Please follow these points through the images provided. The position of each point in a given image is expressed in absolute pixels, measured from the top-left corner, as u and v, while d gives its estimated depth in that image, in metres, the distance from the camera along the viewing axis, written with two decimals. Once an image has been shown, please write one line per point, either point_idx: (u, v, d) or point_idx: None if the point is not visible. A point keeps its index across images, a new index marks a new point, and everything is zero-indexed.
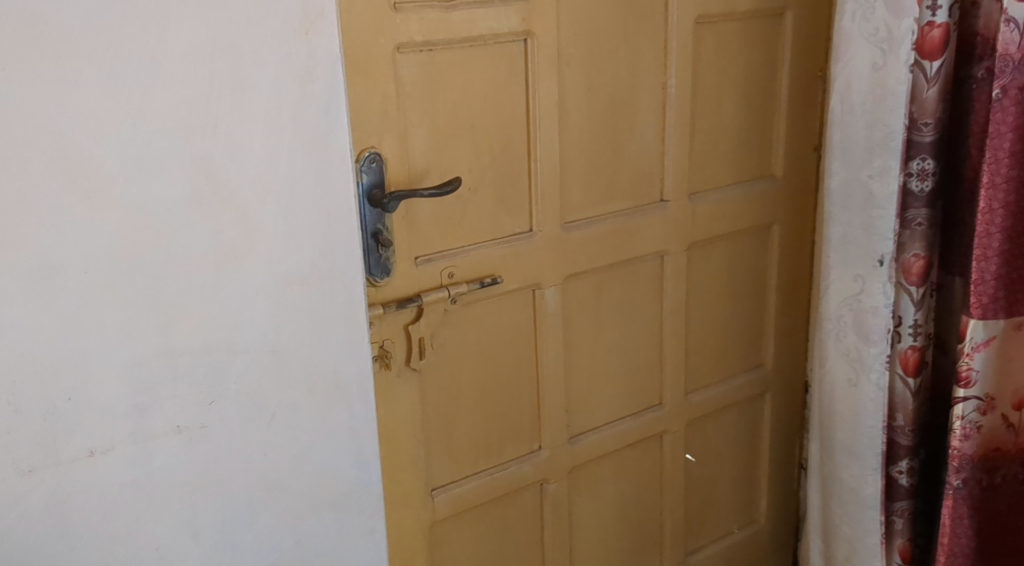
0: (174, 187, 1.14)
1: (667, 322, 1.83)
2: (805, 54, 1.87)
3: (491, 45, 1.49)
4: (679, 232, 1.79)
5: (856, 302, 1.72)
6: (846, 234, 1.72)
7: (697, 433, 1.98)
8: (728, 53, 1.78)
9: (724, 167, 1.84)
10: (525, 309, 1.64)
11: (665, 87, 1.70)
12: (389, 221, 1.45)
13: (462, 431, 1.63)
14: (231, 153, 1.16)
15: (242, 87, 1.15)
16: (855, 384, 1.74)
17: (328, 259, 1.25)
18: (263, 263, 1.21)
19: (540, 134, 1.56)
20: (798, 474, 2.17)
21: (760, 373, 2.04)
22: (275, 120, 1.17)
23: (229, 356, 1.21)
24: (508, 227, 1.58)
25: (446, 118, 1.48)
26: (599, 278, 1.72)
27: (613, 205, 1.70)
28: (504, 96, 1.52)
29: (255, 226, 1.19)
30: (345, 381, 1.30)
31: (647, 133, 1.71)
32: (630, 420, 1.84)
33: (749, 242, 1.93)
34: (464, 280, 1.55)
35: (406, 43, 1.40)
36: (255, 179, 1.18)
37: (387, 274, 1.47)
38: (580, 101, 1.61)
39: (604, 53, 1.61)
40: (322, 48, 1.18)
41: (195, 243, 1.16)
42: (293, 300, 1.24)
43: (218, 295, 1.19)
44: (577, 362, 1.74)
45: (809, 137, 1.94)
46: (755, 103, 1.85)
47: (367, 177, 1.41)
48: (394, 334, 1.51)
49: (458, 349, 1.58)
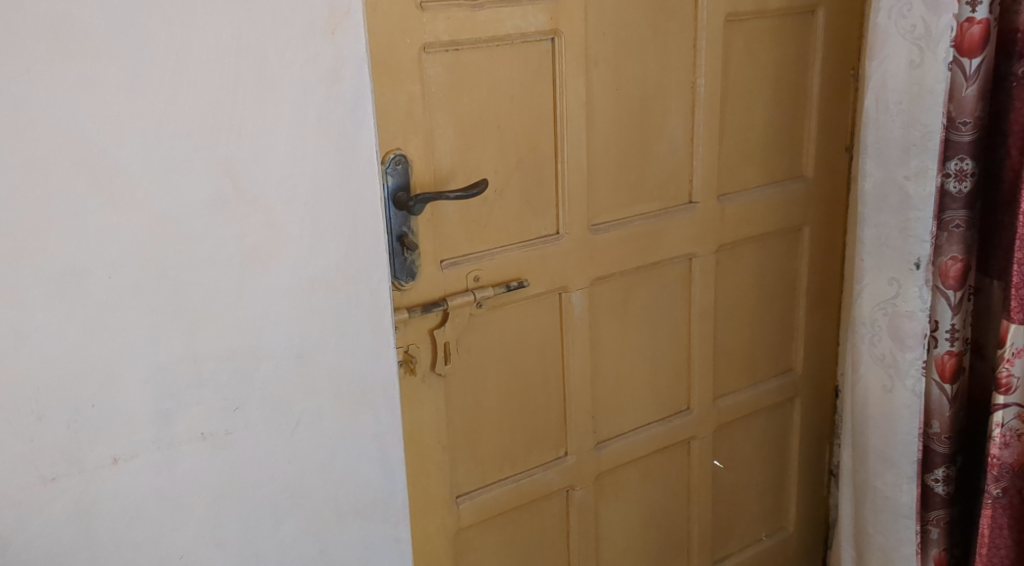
0: (198, 190, 1.11)
1: (696, 326, 1.80)
2: (837, 51, 1.83)
3: (519, 45, 1.46)
4: (709, 234, 1.76)
5: (891, 306, 1.68)
6: (880, 237, 1.67)
7: (726, 438, 1.94)
8: (759, 52, 1.74)
9: (753, 167, 1.80)
10: (551, 313, 1.61)
11: (695, 86, 1.67)
12: (414, 224, 1.42)
13: (488, 437, 1.60)
14: (256, 156, 1.13)
15: (268, 88, 1.12)
16: (890, 389, 1.70)
17: (353, 263, 1.22)
18: (288, 268, 1.18)
19: (568, 135, 1.53)
20: (828, 480, 2.13)
21: (790, 378, 2.00)
22: (301, 122, 1.15)
23: (254, 361, 1.19)
24: (535, 229, 1.55)
25: (472, 119, 1.45)
26: (626, 281, 1.69)
27: (641, 207, 1.67)
28: (531, 96, 1.49)
29: (281, 229, 1.17)
30: (370, 387, 1.27)
31: (676, 133, 1.67)
32: (658, 425, 1.80)
33: (780, 244, 1.89)
34: (489, 283, 1.52)
35: (432, 43, 1.37)
36: (280, 182, 1.15)
37: (412, 278, 1.44)
38: (608, 101, 1.57)
39: (633, 52, 1.58)
40: (348, 48, 1.16)
41: (220, 246, 1.14)
42: (318, 305, 1.21)
43: (243, 299, 1.16)
44: (604, 367, 1.70)
45: (841, 136, 1.90)
46: (786, 102, 1.81)
47: (392, 179, 1.39)
48: (419, 339, 1.48)
49: (484, 354, 1.55)
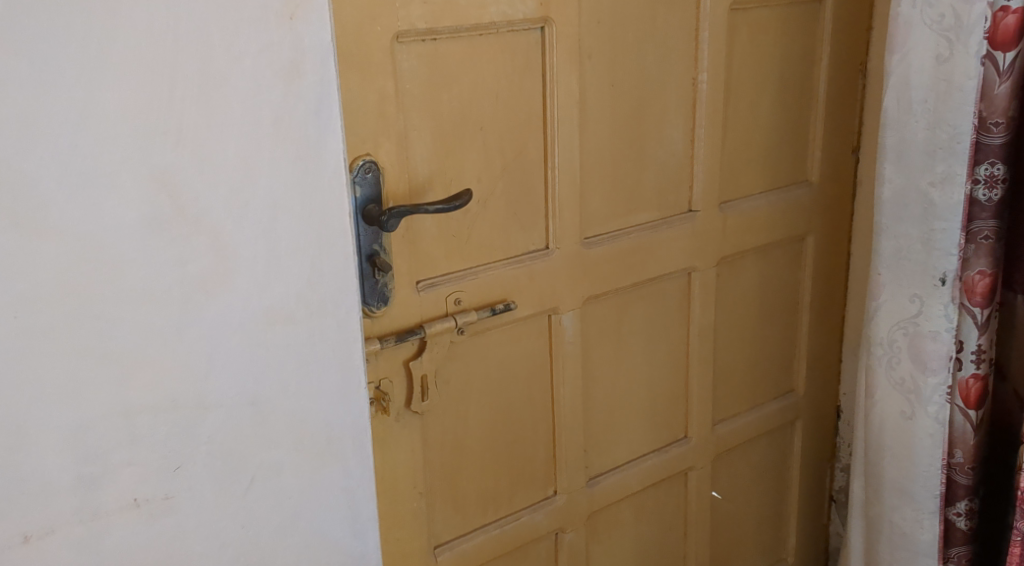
0: (130, 210, 0.93)
1: (695, 348, 1.63)
2: (846, 45, 1.67)
3: (505, 34, 1.27)
4: (709, 245, 1.59)
5: (911, 325, 1.52)
6: (900, 249, 1.52)
7: (724, 468, 1.77)
8: (764, 45, 1.57)
9: (756, 172, 1.63)
10: (539, 337, 1.43)
11: (696, 82, 1.50)
12: (387, 241, 1.23)
13: (470, 479, 1.41)
14: (199, 167, 0.95)
15: (213, 85, 0.94)
16: (910, 417, 1.55)
17: (317, 292, 1.05)
18: (239, 298, 1.00)
19: (560, 137, 1.35)
20: (828, 507, 1.98)
21: (792, 400, 1.83)
22: (253, 125, 0.97)
23: (199, 412, 1.00)
24: (522, 244, 1.37)
25: (452, 119, 1.26)
26: (622, 299, 1.51)
27: (637, 217, 1.49)
28: (518, 94, 1.31)
29: (229, 252, 0.99)
30: (337, 435, 1.10)
31: (675, 135, 1.50)
32: (654, 457, 1.63)
33: (783, 256, 1.73)
34: (472, 307, 1.33)
35: (406, 32, 1.19)
36: (229, 198, 0.97)
37: (384, 303, 1.25)
38: (603, 99, 1.39)
39: (630, 45, 1.40)
40: (309, 36, 0.98)
41: (157, 275, 0.96)
42: (276, 341, 1.03)
43: (183, 339, 0.98)
44: (597, 395, 1.53)
45: (849, 137, 1.73)
46: (791, 100, 1.65)
47: (360, 190, 1.20)
48: (393, 372, 1.29)
49: (466, 387, 1.37)
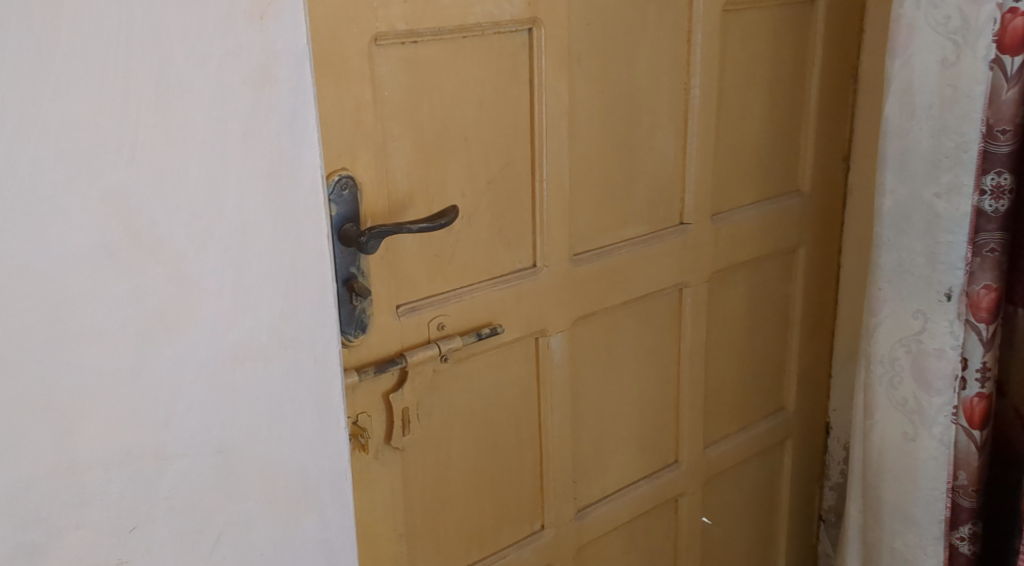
0: (77, 240, 0.83)
1: (685, 368, 1.54)
2: (839, 47, 1.59)
3: (490, 36, 1.17)
4: (700, 260, 1.50)
5: (914, 343, 1.45)
6: (902, 263, 1.44)
7: (715, 493, 1.68)
8: (757, 47, 1.49)
9: (748, 182, 1.55)
10: (526, 362, 1.33)
11: (688, 88, 1.41)
12: (365, 263, 1.12)
13: (454, 517, 1.31)
14: (157, 188, 0.86)
15: (172, 95, 0.84)
16: (913, 439, 1.47)
17: (291, 325, 0.95)
18: (204, 334, 0.90)
19: (547, 148, 1.25)
20: (817, 527, 1.89)
21: (782, 418, 1.75)
22: (218, 139, 0.87)
23: (158, 464, 0.91)
24: (507, 263, 1.27)
25: (432, 129, 1.16)
26: (611, 319, 1.42)
27: (626, 232, 1.40)
28: (504, 102, 1.21)
29: (193, 284, 0.89)
30: (315, 482, 1.01)
31: (666, 145, 1.41)
32: (644, 484, 1.54)
33: (773, 269, 1.65)
34: (456, 332, 1.23)
35: (385, 33, 1.08)
36: (191, 224, 0.88)
37: (363, 331, 1.14)
38: (592, 106, 1.30)
39: (620, 48, 1.31)
40: (282, 39, 0.88)
41: (108, 312, 0.85)
42: (243, 380, 0.94)
43: (140, 383, 0.88)
44: (586, 422, 1.43)
45: (840, 143, 1.66)
46: (784, 106, 1.57)
47: (336, 209, 1.09)
48: (372, 406, 1.18)
49: (449, 418, 1.27)
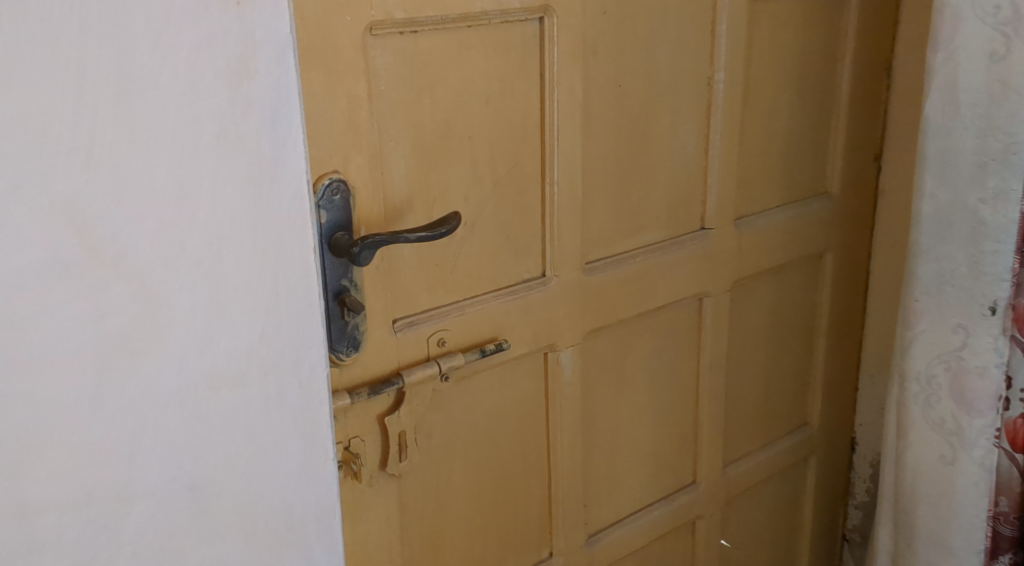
0: (25, 257, 0.73)
1: (705, 384, 1.44)
2: (872, 39, 1.48)
3: (497, 26, 1.07)
4: (723, 267, 1.39)
5: (954, 360, 1.34)
6: (941, 273, 1.33)
7: (734, 514, 1.58)
8: (786, 38, 1.38)
9: (774, 183, 1.44)
10: (534, 379, 1.23)
11: (711, 82, 1.30)
12: (358, 275, 1.02)
13: (455, 546, 1.21)
14: (119, 197, 0.75)
15: (135, 90, 0.74)
16: (951, 462, 1.36)
17: (272, 347, 0.85)
18: (173, 359, 0.81)
19: (559, 148, 1.15)
20: (841, 547, 1.79)
21: (806, 434, 1.64)
22: (189, 141, 0.77)
23: (121, 506, 0.81)
24: (514, 273, 1.17)
25: (434, 127, 1.05)
26: (625, 332, 1.32)
27: (644, 237, 1.29)
28: (513, 97, 1.10)
29: (161, 305, 0.79)
30: (298, 521, 0.91)
31: (688, 144, 1.30)
32: (659, 507, 1.44)
33: (800, 276, 1.54)
34: (458, 349, 1.13)
35: (381, 22, 0.98)
36: (158, 237, 0.78)
37: (355, 349, 1.04)
38: (608, 102, 1.19)
39: (639, 39, 1.20)
40: (261, 27, 0.78)
41: (63, 336, 0.76)
42: (219, 410, 0.84)
43: (100, 415, 0.78)
44: (598, 443, 1.33)
45: (872, 142, 1.55)
46: (813, 102, 1.46)
47: (327, 215, 0.99)
48: (365, 430, 1.08)
49: (450, 441, 1.16)
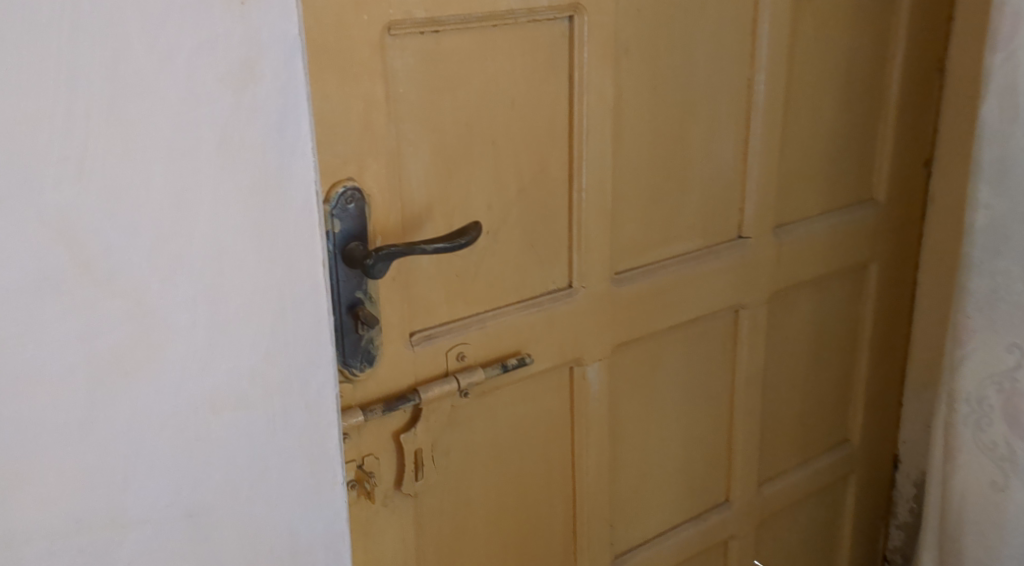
0: (13, 271, 0.69)
1: (740, 399, 1.37)
2: (923, 39, 1.41)
3: (524, 25, 1.01)
4: (760, 278, 1.33)
5: (1007, 381, 1.26)
6: (995, 289, 1.26)
7: (769, 533, 1.52)
8: (832, 38, 1.31)
9: (816, 190, 1.37)
10: (559, 394, 1.18)
11: (751, 84, 1.24)
12: (373, 287, 0.97)
13: None
14: (113, 210, 0.71)
15: (130, 96, 0.70)
16: (1003, 489, 1.29)
17: (277, 366, 0.81)
18: (171, 378, 0.76)
19: (589, 153, 1.09)
20: None
21: (846, 451, 1.57)
22: (189, 150, 0.73)
23: (115, 531, 0.77)
24: (539, 284, 1.12)
25: (455, 131, 1.00)
26: (657, 345, 1.26)
27: (677, 246, 1.24)
28: (540, 100, 1.05)
29: (158, 323, 0.75)
30: (305, 547, 0.86)
31: (725, 149, 1.24)
32: (690, 527, 1.38)
33: (842, 287, 1.47)
34: (478, 363, 1.08)
35: (401, 22, 0.93)
36: (155, 251, 0.73)
37: (369, 364, 0.99)
38: (641, 104, 1.14)
39: (675, 38, 1.14)
40: (267, 28, 0.73)
41: (54, 355, 0.72)
42: (220, 432, 0.80)
43: (94, 438, 0.75)
44: (626, 461, 1.27)
45: (921, 146, 1.47)
46: (860, 105, 1.39)
47: (340, 225, 0.94)
48: (380, 447, 1.04)
49: (469, 459, 1.12)
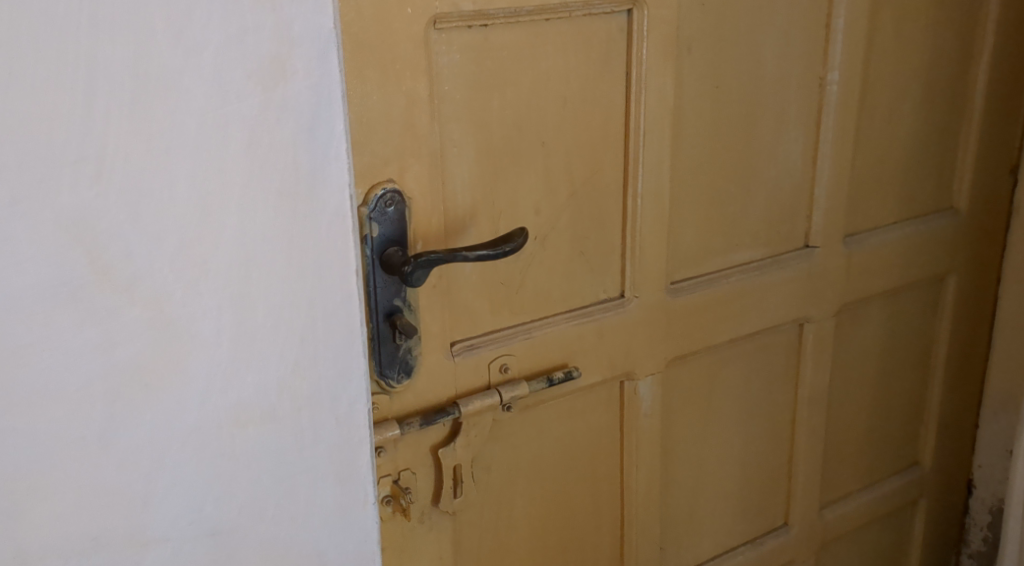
0: (28, 277, 0.63)
1: (802, 417, 1.30)
2: (1012, 37, 1.31)
3: (579, 19, 0.96)
4: (828, 291, 1.26)
5: None
6: None
7: (830, 559, 1.44)
8: (912, 35, 1.23)
9: (891, 198, 1.29)
10: (608, 409, 1.12)
11: (823, 84, 1.16)
12: (412, 295, 0.93)
13: None
14: (133, 209, 0.64)
15: (154, 85, 0.63)
16: None
17: (307, 378, 0.75)
18: (193, 394, 0.70)
19: (646, 156, 1.03)
20: None
21: (916, 474, 1.49)
22: (217, 145, 0.66)
23: (133, 554, 0.71)
24: (590, 293, 1.06)
25: (503, 132, 0.95)
26: (715, 359, 1.19)
27: (739, 255, 1.17)
28: (595, 98, 0.99)
29: (180, 333, 0.68)
30: None
31: (793, 153, 1.17)
32: (745, 551, 1.31)
33: (916, 301, 1.39)
34: (522, 376, 1.02)
35: (447, 15, 0.87)
36: (178, 255, 0.66)
37: (407, 375, 0.95)
38: (704, 104, 1.07)
39: (743, 35, 1.07)
40: (304, 12, 0.66)
41: (67, 367, 0.65)
42: (243, 447, 0.73)
43: (110, 455, 0.68)
44: (678, 480, 1.21)
45: (1006, 152, 1.38)
46: (940, 107, 1.30)
47: (378, 228, 0.89)
48: (417, 462, 0.99)
49: (512, 475, 1.06)
